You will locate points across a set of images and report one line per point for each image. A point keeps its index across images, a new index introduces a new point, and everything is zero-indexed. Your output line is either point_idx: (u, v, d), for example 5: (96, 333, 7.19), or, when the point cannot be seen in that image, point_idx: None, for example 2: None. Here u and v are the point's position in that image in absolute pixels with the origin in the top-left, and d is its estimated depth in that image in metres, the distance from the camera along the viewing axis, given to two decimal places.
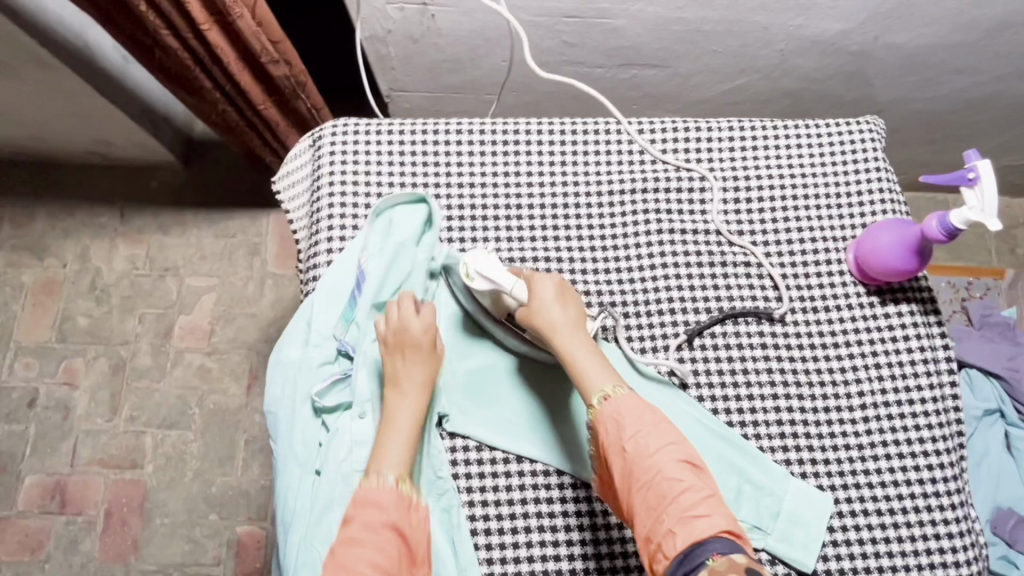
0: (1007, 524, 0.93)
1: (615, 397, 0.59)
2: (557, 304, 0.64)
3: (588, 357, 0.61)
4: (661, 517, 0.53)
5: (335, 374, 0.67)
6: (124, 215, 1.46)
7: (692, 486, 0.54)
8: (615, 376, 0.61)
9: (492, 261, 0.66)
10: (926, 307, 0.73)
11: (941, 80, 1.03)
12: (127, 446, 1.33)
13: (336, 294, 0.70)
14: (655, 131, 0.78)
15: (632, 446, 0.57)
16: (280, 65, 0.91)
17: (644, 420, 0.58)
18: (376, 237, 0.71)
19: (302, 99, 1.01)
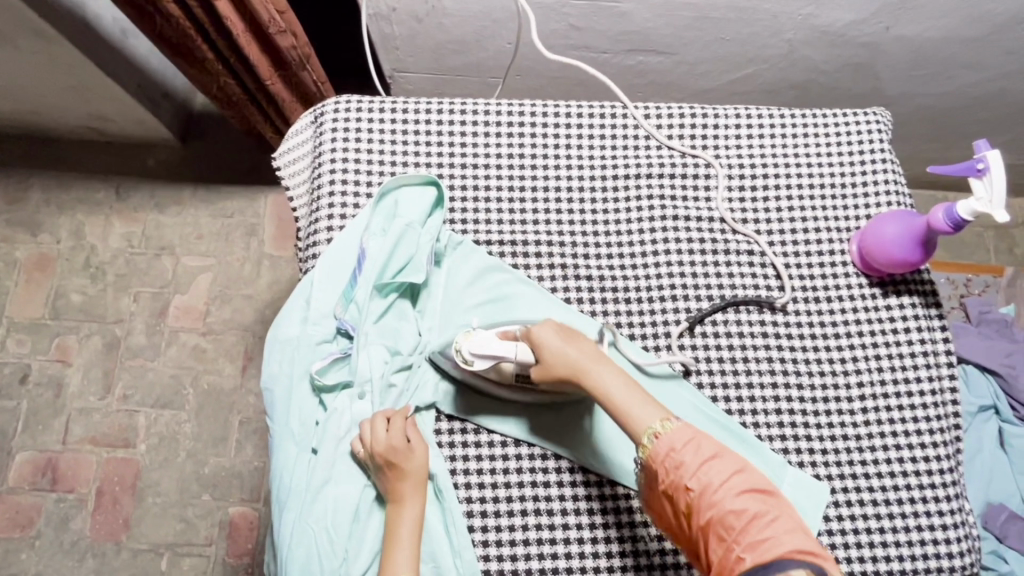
0: (998, 519, 0.94)
1: (666, 433, 0.55)
2: (569, 351, 0.60)
3: (626, 393, 0.58)
4: (730, 547, 0.50)
5: (334, 353, 0.67)
6: (120, 192, 1.45)
7: (760, 514, 0.50)
8: (659, 406, 0.57)
9: (482, 337, 0.63)
10: (928, 300, 0.73)
11: (948, 75, 1.03)
12: (120, 424, 1.32)
13: (337, 272, 0.69)
14: (662, 116, 0.77)
15: (695, 480, 0.53)
16: (287, 35, 0.91)
17: (703, 451, 0.54)
18: (381, 218, 0.71)
19: (307, 72, 1.00)
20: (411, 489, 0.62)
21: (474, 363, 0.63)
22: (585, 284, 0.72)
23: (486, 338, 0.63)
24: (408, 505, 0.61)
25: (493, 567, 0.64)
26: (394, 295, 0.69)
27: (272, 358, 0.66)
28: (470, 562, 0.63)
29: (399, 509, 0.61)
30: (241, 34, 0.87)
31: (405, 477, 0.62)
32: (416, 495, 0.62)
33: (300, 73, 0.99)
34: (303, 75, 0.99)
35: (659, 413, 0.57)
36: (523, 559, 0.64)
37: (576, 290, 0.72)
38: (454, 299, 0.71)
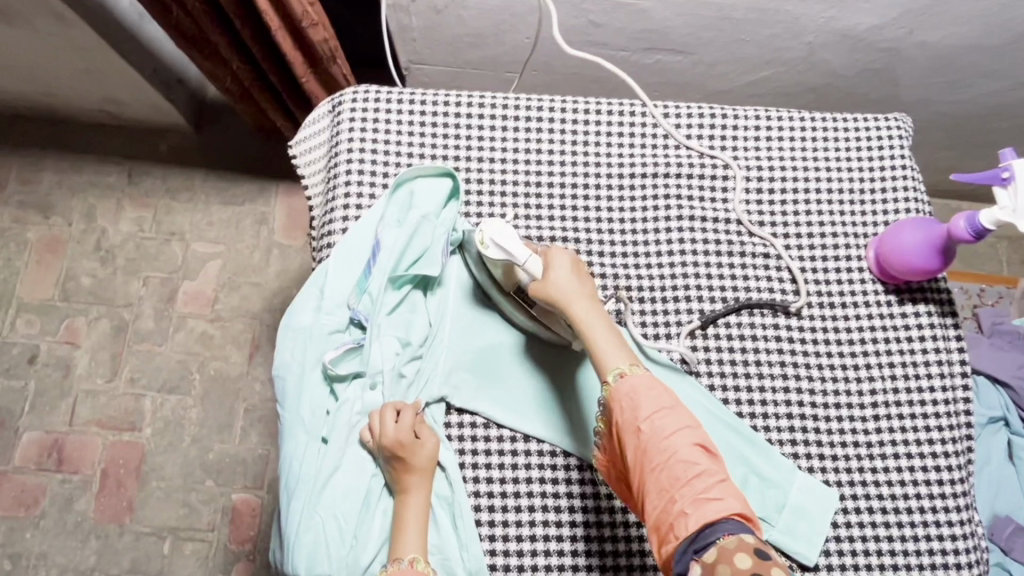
0: (1004, 531, 0.93)
1: (629, 375, 0.56)
2: (572, 281, 0.61)
3: (604, 334, 0.59)
4: (672, 499, 0.52)
5: (347, 343, 0.67)
6: (131, 177, 1.45)
7: (706, 470, 0.52)
8: (629, 353, 0.58)
9: (508, 231, 0.62)
10: (944, 308, 0.73)
11: (970, 83, 1.02)
12: (126, 408, 1.33)
13: (351, 262, 0.69)
14: (681, 115, 0.77)
15: (649, 428, 0.54)
16: (318, 29, 0.90)
17: (664, 403, 0.55)
18: (397, 209, 0.71)
19: (337, 67, 0.98)
20: (420, 478, 0.62)
21: (487, 248, 0.62)
22: (598, 281, 0.72)
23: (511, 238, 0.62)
24: (416, 494, 0.62)
25: (499, 562, 0.64)
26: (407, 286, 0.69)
27: (284, 345, 0.66)
28: (476, 556, 0.63)
29: (407, 499, 0.61)
30: (275, 28, 0.86)
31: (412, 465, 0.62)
32: (425, 485, 0.62)
33: (331, 68, 0.97)
34: (334, 70, 0.97)
35: (625, 359, 0.58)
36: (529, 555, 0.64)
37: None
38: (466, 292, 0.70)
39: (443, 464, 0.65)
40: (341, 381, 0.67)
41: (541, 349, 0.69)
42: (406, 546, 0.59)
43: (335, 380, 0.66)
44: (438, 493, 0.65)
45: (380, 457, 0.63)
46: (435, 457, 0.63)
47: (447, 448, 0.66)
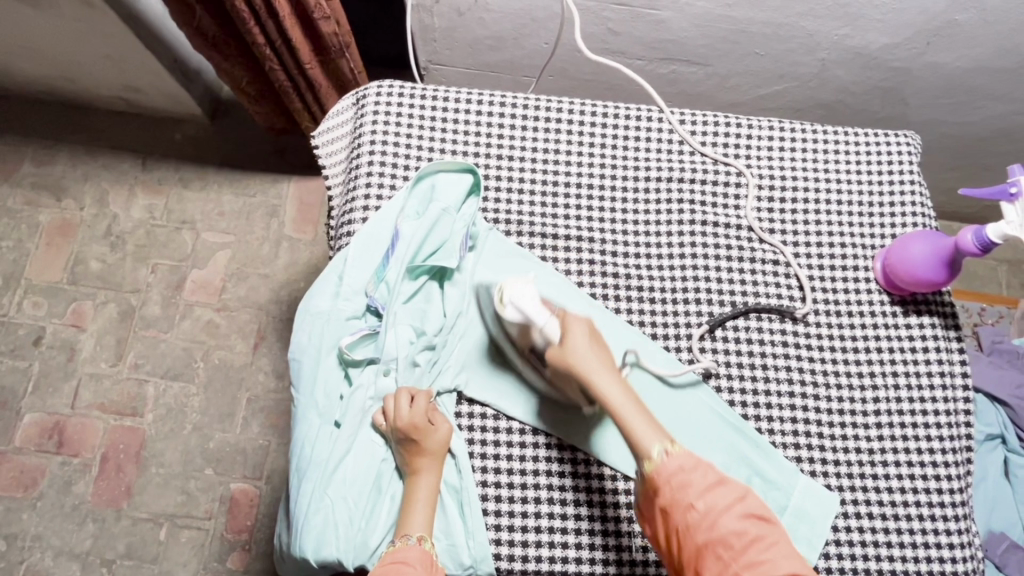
0: (999, 548, 0.94)
1: (674, 452, 0.55)
2: (592, 346, 0.60)
3: (631, 411, 0.57)
4: (732, 567, 0.50)
5: (363, 329, 0.68)
6: (145, 164, 1.46)
7: (761, 538, 0.51)
8: (659, 426, 0.57)
9: (526, 291, 0.64)
10: (947, 322, 0.74)
11: (976, 105, 1.04)
12: (129, 393, 1.33)
13: (370, 251, 0.70)
14: (696, 122, 0.79)
15: (704, 503, 0.52)
16: (330, 22, 0.91)
17: (706, 472, 0.54)
18: (416, 202, 0.73)
19: (345, 59, 1.01)
20: (430, 466, 0.63)
21: (507, 307, 0.64)
22: (611, 280, 0.73)
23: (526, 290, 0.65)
24: (427, 480, 0.62)
25: (503, 552, 0.65)
26: (424, 277, 0.71)
27: (301, 329, 0.67)
28: (482, 544, 0.64)
29: (418, 481, 0.62)
30: (284, 16, 0.87)
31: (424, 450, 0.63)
32: (435, 471, 0.63)
33: (338, 60, 1.00)
34: (340, 62, 1.00)
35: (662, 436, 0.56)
36: (533, 547, 0.65)
37: (602, 285, 0.73)
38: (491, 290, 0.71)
39: (454, 451, 0.66)
40: (356, 366, 0.67)
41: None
42: (413, 525, 0.60)
43: (350, 365, 0.67)
44: (447, 480, 0.66)
45: (393, 442, 0.64)
46: (447, 445, 0.64)
47: (458, 435, 0.67)
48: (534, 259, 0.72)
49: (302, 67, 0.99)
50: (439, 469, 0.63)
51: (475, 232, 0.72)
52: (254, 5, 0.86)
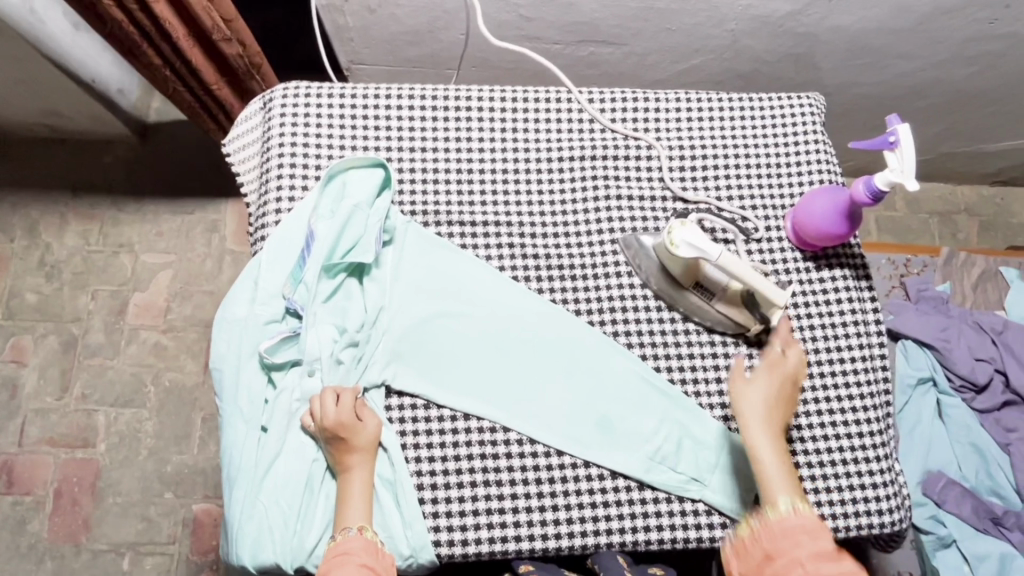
0: (937, 486, 0.99)
1: (795, 513, 0.59)
2: (768, 390, 0.64)
3: (775, 465, 0.62)
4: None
5: (283, 332, 0.67)
6: (75, 190, 1.42)
7: None
8: (792, 488, 0.61)
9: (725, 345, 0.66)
10: (858, 273, 0.77)
11: (884, 65, 1.08)
12: (78, 424, 1.30)
13: (285, 255, 0.70)
14: (605, 100, 0.80)
15: (809, 563, 0.55)
16: (233, 44, 0.92)
17: (820, 541, 0.57)
18: (329, 201, 0.72)
19: (257, 81, 1.02)
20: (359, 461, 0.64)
21: (679, 247, 0.68)
22: (532, 262, 0.74)
23: (694, 232, 0.69)
24: (359, 472, 0.63)
25: (443, 539, 0.66)
26: (342, 275, 0.70)
27: (220, 338, 0.67)
28: (420, 533, 0.65)
29: (350, 475, 0.63)
30: (180, 38, 0.88)
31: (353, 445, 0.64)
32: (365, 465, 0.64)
33: (249, 81, 1.02)
34: (251, 83, 1.01)
35: (790, 492, 0.61)
36: (472, 530, 0.66)
37: (523, 268, 0.74)
38: (414, 280, 0.72)
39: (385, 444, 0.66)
40: (280, 369, 0.67)
41: (482, 336, 0.71)
42: (352, 516, 0.62)
43: (274, 369, 0.67)
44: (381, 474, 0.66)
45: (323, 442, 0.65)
46: (377, 438, 0.65)
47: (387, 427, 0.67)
48: (454, 246, 0.73)
49: (209, 88, 1.00)
50: (370, 463, 0.64)
51: (390, 225, 0.73)
52: (148, 28, 0.86)
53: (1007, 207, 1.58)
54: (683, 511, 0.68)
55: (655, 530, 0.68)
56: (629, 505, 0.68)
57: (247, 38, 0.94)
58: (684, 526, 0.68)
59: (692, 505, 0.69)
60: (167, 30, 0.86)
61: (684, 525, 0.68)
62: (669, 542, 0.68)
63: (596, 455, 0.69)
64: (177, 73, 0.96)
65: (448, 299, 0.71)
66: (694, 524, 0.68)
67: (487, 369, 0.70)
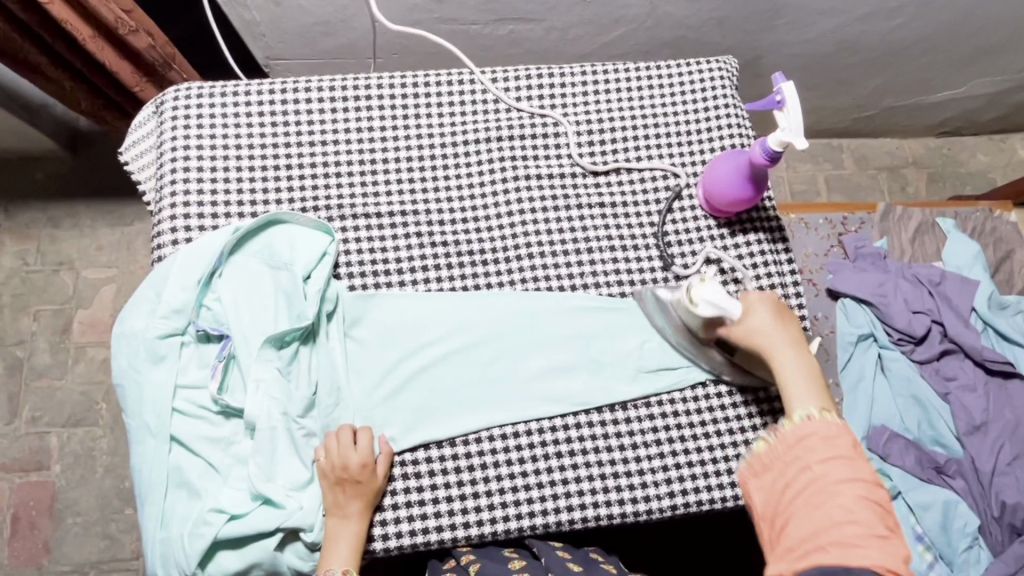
0: (881, 440, 1.00)
1: (820, 420, 0.56)
2: (770, 323, 0.64)
3: (801, 383, 0.60)
4: (816, 532, 0.50)
5: (219, 364, 0.66)
6: (8, 210, 1.37)
7: (866, 523, 0.49)
8: (821, 397, 0.59)
9: (714, 289, 0.66)
10: (773, 235, 0.77)
11: (808, 23, 1.06)
12: (30, 448, 1.28)
13: (194, 269, 0.66)
14: (509, 79, 0.78)
15: (818, 468, 0.53)
16: (140, 35, 0.88)
17: (837, 448, 0.54)
18: (265, 258, 0.69)
19: (175, 72, 0.99)
20: (351, 507, 0.63)
21: (700, 308, 0.66)
22: (442, 252, 0.73)
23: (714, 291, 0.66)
24: (351, 515, 0.63)
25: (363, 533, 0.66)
26: (294, 343, 0.68)
27: (119, 352, 0.65)
28: None
29: (342, 522, 0.63)
30: (85, 39, 0.85)
31: (347, 500, 0.63)
32: (357, 513, 0.64)
33: (168, 73, 0.97)
34: (171, 75, 0.98)
35: (812, 400, 0.59)
36: (394, 525, 0.66)
37: (432, 257, 0.73)
38: (353, 339, 0.70)
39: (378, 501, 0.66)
40: (190, 386, 0.65)
41: (399, 337, 0.70)
42: (333, 562, 0.62)
43: (183, 385, 0.65)
44: (262, 527, 0.61)
45: (321, 481, 0.64)
46: (379, 485, 0.65)
47: (276, 483, 0.63)
48: (390, 295, 0.71)
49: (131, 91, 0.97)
50: (365, 517, 0.64)
51: (331, 294, 0.70)
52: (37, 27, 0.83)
53: (954, 157, 1.58)
54: (606, 487, 0.69)
55: (579, 508, 0.68)
56: (550, 487, 0.68)
57: (152, 27, 0.90)
58: (608, 503, 0.69)
59: (614, 481, 0.69)
60: (69, 31, 0.83)
61: (608, 503, 0.68)
62: (592, 519, 0.68)
63: (515, 440, 0.69)
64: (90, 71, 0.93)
65: (385, 367, 0.69)
66: (618, 501, 0.69)
67: (407, 380, 0.69)
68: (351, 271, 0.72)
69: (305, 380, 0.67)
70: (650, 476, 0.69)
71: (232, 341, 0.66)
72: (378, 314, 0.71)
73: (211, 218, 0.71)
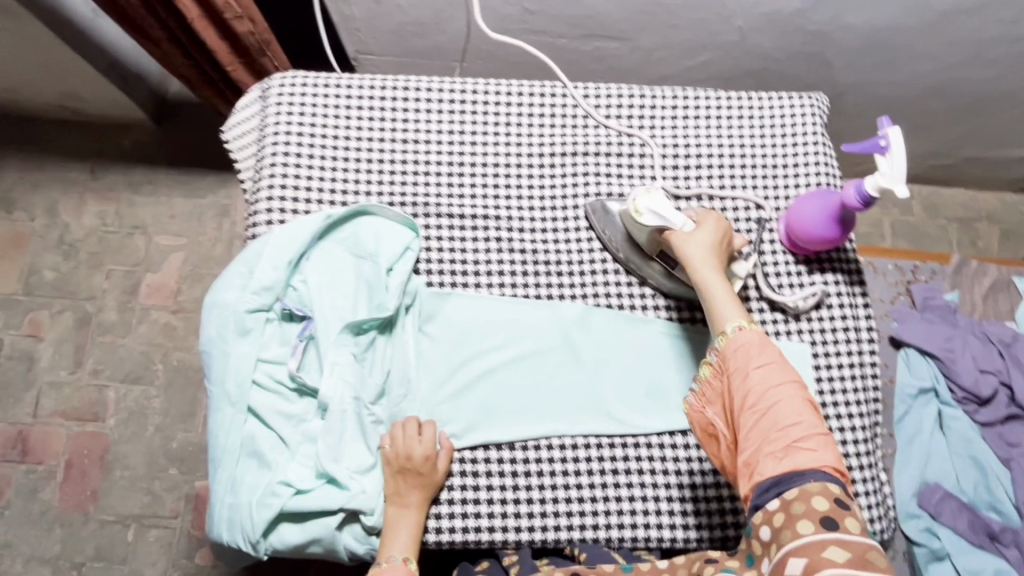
0: (933, 497, 0.97)
1: (746, 330, 0.58)
2: (713, 238, 0.65)
3: (724, 297, 0.61)
4: (765, 441, 0.53)
5: (300, 345, 0.68)
6: (94, 171, 1.44)
7: (804, 424, 0.53)
8: (742, 312, 0.60)
9: (661, 200, 0.67)
10: (852, 278, 0.76)
11: (899, 65, 1.04)
12: (89, 399, 1.32)
13: (285, 251, 0.69)
14: (600, 96, 0.80)
15: (755, 378, 0.55)
16: (243, 21, 0.93)
17: (771, 354, 0.56)
18: (351, 247, 0.71)
19: (268, 59, 1.02)
20: (410, 496, 0.65)
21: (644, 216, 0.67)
22: (518, 257, 0.75)
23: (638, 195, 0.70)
24: (410, 504, 0.65)
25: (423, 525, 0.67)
26: (372, 331, 0.70)
27: (209, 321, 0.68)
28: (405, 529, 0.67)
29: (402, 511, 0.65)
30: (193, 19, 0.90)
31: (407, 488, 0.65)
32: (416, 503, 0.65)
33: (261, 59, 1.01)
34: (263, 62, 1.02)
35: (736, 316, 0.60)
36: (449, 519, 0.68)
37: (509, 262, 0.74)
38: (426, 335, 0.72)
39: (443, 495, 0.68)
40: (270, 361, 0.68)
41: (471, 337, 0.72)
42: (396, 546, 0.64)
43: (265, 360, 0.68)
44: (327, 505, 0.64)
45: (383, 467, 0.66)
46: (439, 478, 0.67)
47: (342, 465, 0.65)
48: (466, 295, 0.73)
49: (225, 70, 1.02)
50: (423, 508, 0.66)
51: (411, 289, 0.72)
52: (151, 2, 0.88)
53: None
54: (659, 510, 0.69)
55: (630, 527, 0.68)
56: (602, 502, 0.69)
57: (256, 14, 0.94)
58: (659, 526, 0.69)
59: (668, 504, 0.69)
60: (180, 10, 0.88)
61: (659, 526, 0.69)
62: (642, 541, 0.68)
63: (573, 452, 0.70)
64: (192, 48, 0.98)
65: (454, 365, 0.71)
66: (670, 525, 0.69)
67: (474, 380, 0.71)
68: (430, 268, 0.73)
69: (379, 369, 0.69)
70: (704, 504, 0.69)
71: (314, 323, 0.68)
72: (454, 311, 0.73)
73: (304, 202, 0.74)
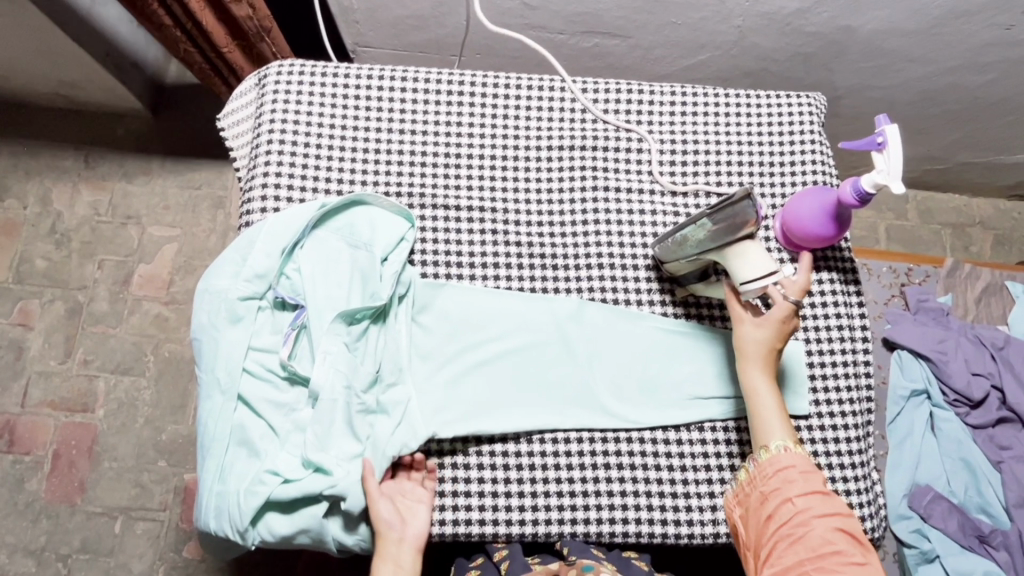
0: (923, 499, 0.97)
1: (787, 452, 0.60)
2: (769, 339, 0.63)
3: (770, 406, 0.62)
4: (798, 560, 0.53)
5: (292, 333, 0.68)
6: (89, 160, 1.42)
7: (844, 551, 0.53)
8: (787, 428, 0.62)
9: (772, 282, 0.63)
10: (846, 277, 0.76)
11: (896, 69, 1.05)
12: (79, 389, 1.31)
13: (279, 239, 0.69)
14: (599, 90, 0.80)
15: (796, 500, 0.56)
16: (243, 6, 0.92)
17: (812, 481, 0.57)
18: (345, 236, 0.71)
19: (266, 43, 1.02)
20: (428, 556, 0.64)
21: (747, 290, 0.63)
22: (514, 250, 0.74)
23: (755, 255, 0.63)
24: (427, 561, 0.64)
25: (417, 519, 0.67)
26: (365, 321, 0.70)
27: (200, 308, 0.67)
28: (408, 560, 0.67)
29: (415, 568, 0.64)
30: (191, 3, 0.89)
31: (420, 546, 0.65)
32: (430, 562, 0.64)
33: (258, 43, 1.01)
34: (260, 46, 1.01)
35: (781, 432, 0.61)
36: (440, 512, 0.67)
37: (504, 255, 0.74)
38: (419, 326, 0.72)
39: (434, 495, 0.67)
40: (262, 348, 0.68)
41: (464, 329, 0.72)
42: None
43: (257, 347, 0.68)
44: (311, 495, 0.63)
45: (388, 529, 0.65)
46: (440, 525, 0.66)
47: (328, 454, 0.64)
48: (461, 286, 0.72)
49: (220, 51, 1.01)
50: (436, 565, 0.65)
51: (405, 278, 0.71)
52: None
53: None
54: (651, 505, 0.69)
55: (622, 522, 0.68)
56: (594, 497, 0.69)
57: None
58: (651, 521, 0.68)
59: (659, 499, 0.69)
60: None
61: (650, 521, 0.68)
62: (632, 536, 0.68)
63: (565, 446, 0.70)
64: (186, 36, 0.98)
65: (447, 356, 0.71)
66: (661, 520, 0.68)
67: (466, 371, 0.71)
68: (425, 259, 0.73)
69: (370, 359, 0.69)
70: (696, 499, 0.69)
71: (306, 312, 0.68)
72: (449, 302, 0.72)
73: (298, 191, 0.74)
